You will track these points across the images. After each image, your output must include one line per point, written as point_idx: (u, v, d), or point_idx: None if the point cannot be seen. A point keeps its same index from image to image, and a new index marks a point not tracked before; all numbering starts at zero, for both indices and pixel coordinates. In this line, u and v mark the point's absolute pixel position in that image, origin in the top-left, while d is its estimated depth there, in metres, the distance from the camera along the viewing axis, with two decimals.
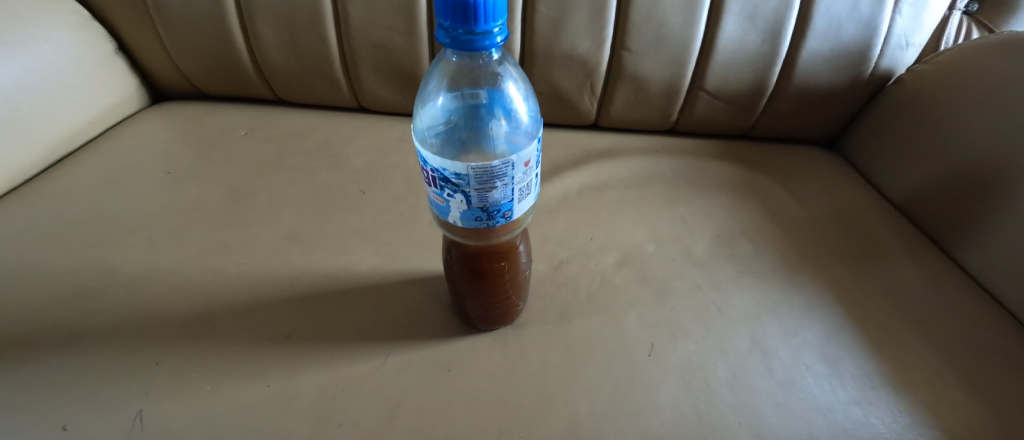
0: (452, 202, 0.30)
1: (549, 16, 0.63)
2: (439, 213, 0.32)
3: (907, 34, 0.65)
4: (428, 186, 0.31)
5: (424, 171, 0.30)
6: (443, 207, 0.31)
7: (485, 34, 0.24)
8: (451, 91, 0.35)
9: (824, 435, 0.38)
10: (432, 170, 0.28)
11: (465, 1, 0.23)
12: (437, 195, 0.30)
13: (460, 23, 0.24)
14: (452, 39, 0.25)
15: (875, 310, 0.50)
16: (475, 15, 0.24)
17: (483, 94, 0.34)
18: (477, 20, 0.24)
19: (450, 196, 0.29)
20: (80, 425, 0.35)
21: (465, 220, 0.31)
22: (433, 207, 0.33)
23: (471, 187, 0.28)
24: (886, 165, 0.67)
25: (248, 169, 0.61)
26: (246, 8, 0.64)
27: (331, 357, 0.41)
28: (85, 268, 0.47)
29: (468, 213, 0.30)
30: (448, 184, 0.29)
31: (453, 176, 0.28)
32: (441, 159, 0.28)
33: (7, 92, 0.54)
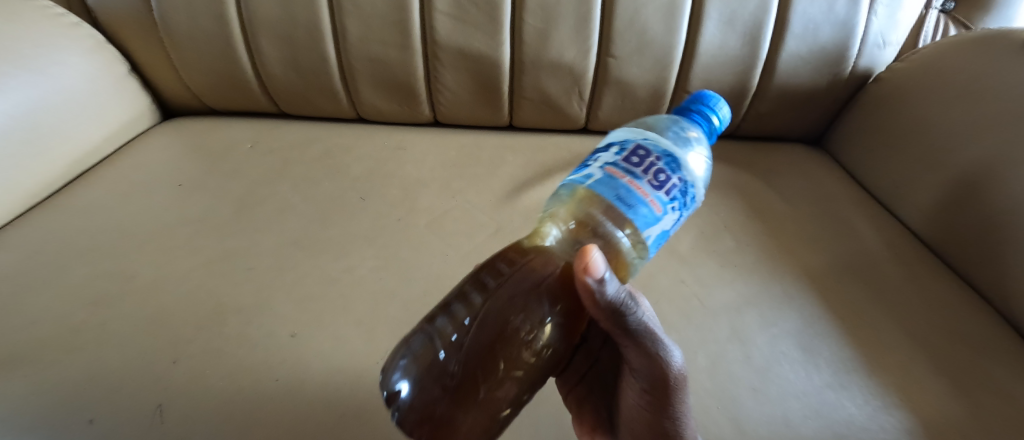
0: (668, 215, 0.26)
1: (536, 27, 0.67)
2: (637, 221, 0.25)
3: (884, 33, 0.68)
4: (648, 183, 0.26)
5: (660, 168, 0.26)
6: (656, 214, 0.26)
7: (704, 118, 0.31)
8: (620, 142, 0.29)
9: (797, 417, 0.41)
10: (682, 177, 0.27)
11: (700, 97, 0.33)
12: (655, 200, 0.26)
13: (693, 100, 0.33)
14: (688, 106, 0.32)
15: (851, 299, 0.52)
16: (704, 100, 0.32)
17: (652, 149, 0.27)
18: (706, 103, 0.32)
19: (671, 207, 0.26)
20: (104, 419, 0.38)
21: (655, 242, 0.27)
22: (627, 211, 0.25)
23: (686, 214, 0.28)
24: (868, 161, 0.69)
25: (253, 180, 0.65)
26: (251, 29, 0.68)
27: (334, 353, 0.44)
28: (103, 277, 0.50)
29: (660, 238, 0.27)
30: (679, 199, 0.27)
31: (692, 193, 0.28)
32: (692, 172, 0.28)
33: (29, 114, 0.57)
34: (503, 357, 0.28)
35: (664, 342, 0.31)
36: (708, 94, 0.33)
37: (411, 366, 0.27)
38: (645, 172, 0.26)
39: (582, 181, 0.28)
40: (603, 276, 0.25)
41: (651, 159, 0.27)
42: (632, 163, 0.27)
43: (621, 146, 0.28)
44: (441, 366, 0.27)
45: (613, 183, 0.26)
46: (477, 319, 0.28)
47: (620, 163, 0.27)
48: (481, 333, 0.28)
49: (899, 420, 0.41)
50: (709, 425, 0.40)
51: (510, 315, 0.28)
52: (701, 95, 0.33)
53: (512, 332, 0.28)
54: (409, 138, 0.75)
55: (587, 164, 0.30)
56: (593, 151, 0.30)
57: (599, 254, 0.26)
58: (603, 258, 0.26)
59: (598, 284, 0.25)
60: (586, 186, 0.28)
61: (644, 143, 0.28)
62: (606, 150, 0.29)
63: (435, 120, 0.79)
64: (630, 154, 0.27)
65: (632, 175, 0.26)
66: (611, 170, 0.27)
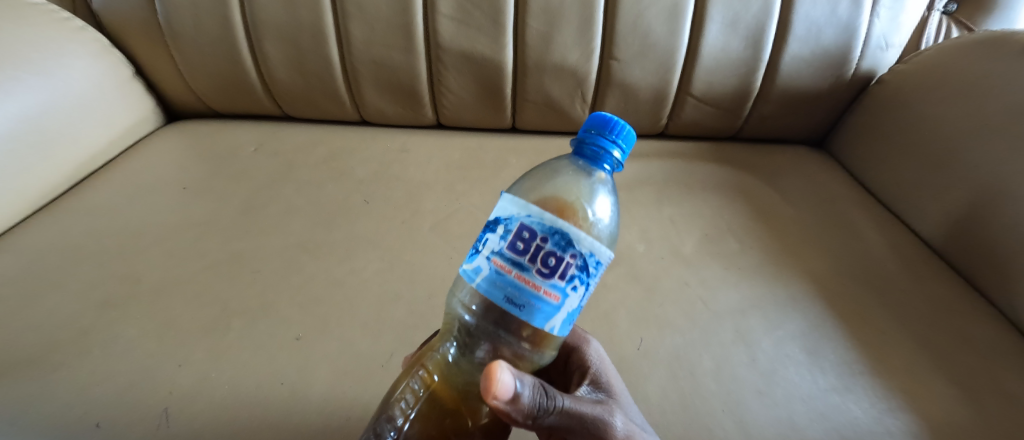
0: (571, 298, 0.25)
1: (539, 30, 0.67)
2: (535, 319, 0.24)
3: (886, 35, 0.68)
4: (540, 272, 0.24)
5: (558, 254, 0.24)
6: (553, 304, 0.24)
7: (604, 154, 0.28)
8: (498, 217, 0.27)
9: (803, 421, 0.41)
10: (577, 254, 0.24)
11: (605, 118, 0.28)
12: (549, 290, 0.24)
13: (599, 127, 0.28)
14: (581, 137, 0.29)
15: (856, 302, 0.52)
16: (609, 126, 0.28)
17: (539, 227, 0.25)
18: (611, 131, 0.28)
19: (574, 288, 0.25)
20: (112, 423, 0.38)
21: (563, 326, 0.25)
22: (523, 314, 0.24)
23: (592, 286, 0.26)
24: (871, 163, 0.69)
25: (258, 183, 0.65)
26: (255, 33, 0.69)
27: (339, 356, 0.45)
28: (110, 280, 0.50)
29: (569, 318, 0.26)
30: (581, 275, 0.25)
31: (595, 264, 0.25)
32: (595, 245, 0.25)
33: (36, 117, 0.57)
34: (496, 369, 0.30)
35: (595, 414, 0.28)
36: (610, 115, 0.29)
37: (407, 398, 0.30)
38: (532, 262, 0.24)
39: (471, 278, 0.26)
40: (514, 392, 0.23)
41: (536, 245, 0.24)
42: (518, 251, 0.25)
43: (505, 228, 0.26)
44: (447, 371, 0.30)
45: (500, 281, 0.25)
46: (476, 331, 0.30)
47: (503, 254, 0.25)
48: (479, 345, 0.30)
49: (905, 423, 0.41)
50: (715, 428, 0.40)
51: (506, 330, 0.29)
52: (602, 119, 0.28)
53: (506, 344, 0.29)
54: (412, 140, 0.75)
55: (475, 250, 0.27)
56: (484, 229, 0.27)
57: (507, 371, 0.23)
58: (512, 371, 0.24)
59: (509, 402, 0.23)
60: (474, 284, 0.26)
61: (526, 221, 0.25)
62: (492, 231, 0.26)
63: (439, 123, 0.79)
64: (516, 236, 0.25)
65: (518, 269, 0.24)
66: (498, 264, 0.25)
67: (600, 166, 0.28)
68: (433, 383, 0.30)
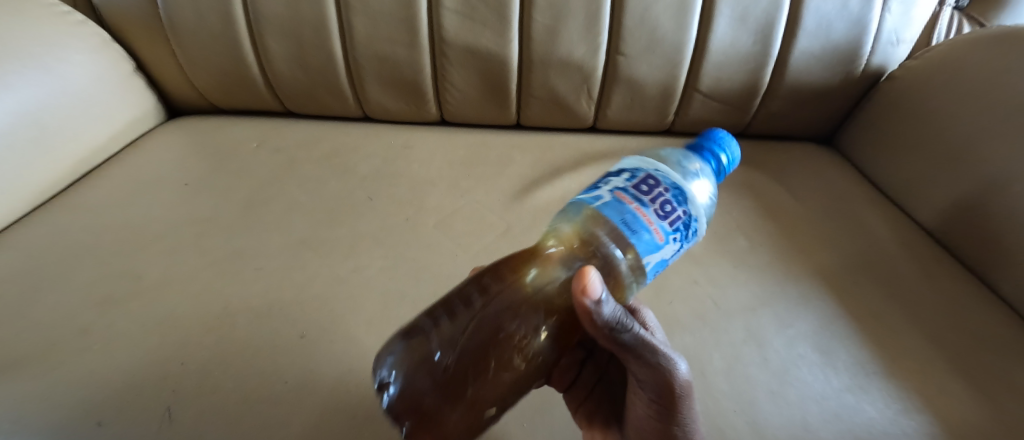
0: (670, 246, 0.27)
1: (545, 24, 0.66)
2: (639, 247, 0.26)
3: (897, 30, 0.67)
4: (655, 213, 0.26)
5: (671, 205, 0.27)
6: (658, 245, 0.26)
7: (712, 156, 0.32)
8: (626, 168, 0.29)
9: (816, 421, 0.40)
10: (687, 210, 0.27)
11: (712, 136, 0.33)
12: (659, 230, 0.26)
13: (706, 138, 0.33)
14: (696, 142, 0.33)
15: (868, 301, 0.51)
16: (717, 138, 0.33)
17: (665, 179, 0.28)
18: (716, 143, 0.32)
19: (675, 239, 0.27)
20: (113, 422, 0.38)
21: (652, 269, 0.27)
22: (630, 236, 0.25)
23: (685, 246, 0.28)
24: (881, 160, 0.68)
25: (260, 180, 0.64)
26: (257, 27, 0.68)
27: (344, 355, 0.44)
28: (111, 277, 0.50)
29: (657, 267, 0.27)
30: (683, 230, 0.27)
31: (693, 227, 0.28)
32: (697, 207, 0.28)
33: (36, 112, 0.56)
34: (495, 358, 0.29)
35: (665, 353, 0.30)
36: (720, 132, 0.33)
37: (401, 361, 0.28)
38: (651, 201, 0.26)
39: (590, 202, 0.28)
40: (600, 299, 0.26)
41: (659, 189, 0.27)
42: (640, 191, 0.27)
43: (631, 173, 0.28)
44: (436, 363, 0.28)
45: (621, 208, 0.26)
46: (473, 319, 0.29)
47: (628, 190, 0.27)
48: (477, 334, 0.29)
49: (921, 424, 0.40)
50: (727, 429, 0.39)
51: (509, 318, 0.29)
52: (710, 134, 0.33)
53: (506, 334, 0.29)
54: (416, 137, 0.74)
55: (596, 185, 0.29)
56: (604, 176, 0.30)
57: (597, 275, 0.27)
58: (600, 279, 0.27)
59: (594, 305, 0.26)
60: (593, 208, 0.27)
61: (653, 173, 0.28)
62: (617, 176, 0.29)
63: (442, 119, 0.78)
64: (640, 182, 0.28)
65: (640, 203, 0.26)
66: (620, 196, 0.26)
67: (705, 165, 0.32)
68: (432, 354, 0.28)
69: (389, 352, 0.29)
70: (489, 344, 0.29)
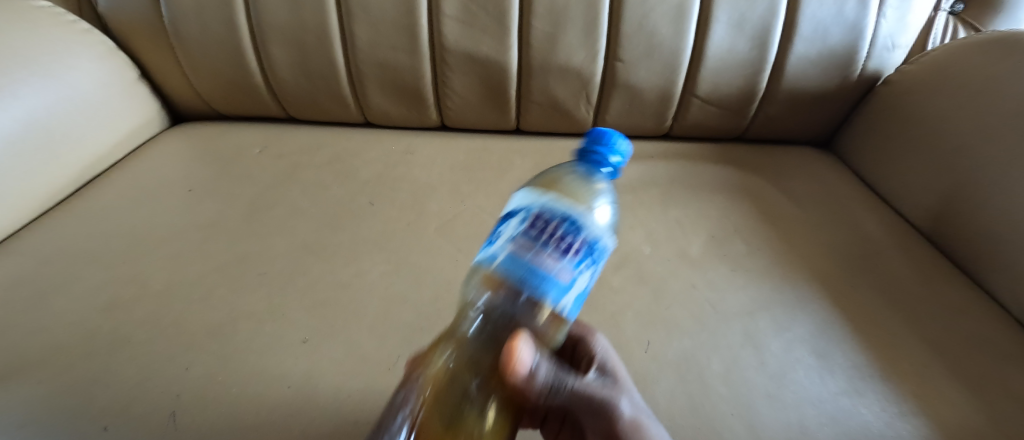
0: (580, 277, 0.23)
1: (544, 31, 0.67)
2: (550, 296, 0.22)
3: (893, 36, 0.68)
4: (558, 253, 0.22)
5: (571, 236, 0.23)
6: (567, 284, 0.22)
7: (598, 163, 0.28)
8: (520, 210, 0.25)
9: (814, 424, 0.40)
10: (586, 239, 0.23)
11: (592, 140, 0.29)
12: (563, 269, 0.22)
13: (592, 140, 0.29)
14: (581, 152, 0.30)
15: (865, 304, 0.51)
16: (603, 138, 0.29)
17: (558, 210, 0.23)
18: (606, 144, 0.29)
19: (584, 269, 0.23)
20: (119, 426, 0.38)
21: (572, 308, 0.24)
22: (536, 290, 0.22)
23: (597, 268, 0.25)
24: (878, 164, 0.69)
25: (263, 185, 0.65)
26: (259, 34, 0.69)
27: (347, 359, 0.44)
28: (117, 282, 0.50)
29: (576, 301, 0.24)
30: (589, 256, 0.24)
31: (597, 250, 0.24)
32: (598, 227, 0.24)
33: (44, 119, 0.57)
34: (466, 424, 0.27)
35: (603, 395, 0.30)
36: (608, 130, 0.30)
37: None
38: (551, 241, 0.22)
39: (488, 263, 0.24)
40: (529, 367, 0.25)
41: (552, 226, 0.23)
42: (534, 234, 0.23)
43: (523, 215, 0.24)
44: None
45: (519, 261, 0.22)
46: (427, 397, 0.27)
47: (524, 235, 0.23)
48: (437, 411, 0.27)
49: (916, 426, 0.40)
50: (725, 432, 0.39)
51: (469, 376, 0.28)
52: (599, 133, 0.30)
53: (468, 400, 0.27)
54: (418, 142, 0.75)
55: (494, 238, 0.25)
56: (499, 221, 0.26)
57: (527, 344, 0.25)
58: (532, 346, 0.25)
59: (524, 375, 0.25)
60: (493, 271, 0.24)
61: (541, 208, 0.24)
62: (509, 222, 0.25)
63: (443, 124, 0.79)
64: (533, 222, 0.24)
65: (538, 248, 0.22)
66: (517, 246, 0.23)
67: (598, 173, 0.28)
68: (430, 390, 0.27)
69: (399, 402, 0.28)
70: (480, 363, 0.28)
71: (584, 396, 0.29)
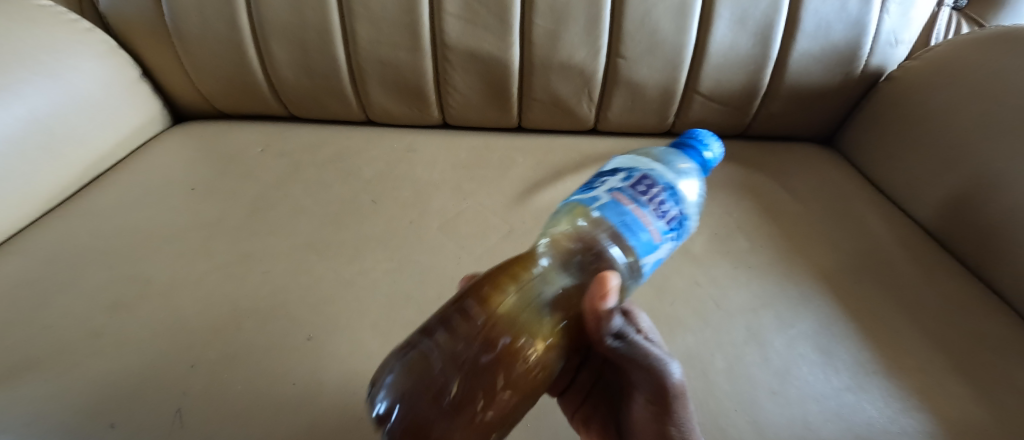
0: (665, 245, 0.30)
1: (545, 27, 0.67)
2: (637, 247, 0.28)
3: (896, 31, 0.68)
4: (654, 217, 0.29)
5: (669, 208, 0.30)
6: (654, 244, 0.29)
7: (693, 154, 0.35)
8: (619, 173, 0.32)
9: (817, 420, 0.40)
10: (676, 211, 0.30)
11: (689, 135, 0.36)
12: (654, 229, 0.29)
13: (687, 137, 0.36)
14: (677, 141, 0.37)
15: (868, 301, 0.51)
16: (697, 137, 0.36)
17: (659, 187, 0.30)
18: (702, 140, 0.36)
19: (669, 237, 0.30)
20: (125, 423, 0.38)
21: (649, 268, 0.30)
22: (628, 236, 0.28)
23: (676, 243, 0.31)
24: (881, 161, 0.68)
25: (265, 184, 0.65)
26: (261, 33, 0.69)
27: (351, 356, 0.45)
28: (121, 282, 0.51)
29: (653, 264, 0.30)
30: (675, 229, 0.30)
31: (683, 225, 0.31)
32: (686, 207, 0.31)
33: (46, 118, 0.57)
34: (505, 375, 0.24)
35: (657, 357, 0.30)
36: (700, 131, 0.37)
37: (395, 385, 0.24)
38: (649, 202, 0.29)
39: (588, 203, 0.30)
40: (610, 306, 0.28)
41: (654, 191, 0.30)
42: (637, 192, 0.29)
43: (628, 174, 0.31)
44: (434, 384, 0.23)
45: (619, 210, 0.29)
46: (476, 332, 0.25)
47: (627, 191, 0.29)
48: (477, 349, 0.24)
49: (919, 422, 0.40)
50: (729, 428, 0.39)
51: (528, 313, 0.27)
52: (692, 134, 0.36)
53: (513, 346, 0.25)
54: (419, 140, 0.75)
55: (592, 186, 0.32)
56: (598, 175, 0.33)
57: (618, 281, 0.28)
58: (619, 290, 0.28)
59: (608, 310, 0.28)
60: (591, 210, 0.30)
61: (646, 175, 0.31)
62: (612, 176, 0.32)
63: (445, 122, 0.79)
64: (636, 183, 0.30)
65: (637, 205, 0.29)
66: (619, 197, 0.29)
67: (688, 162, 0.35)
68: (428, 372, 0.24)
69: (389, 371, 0.25)
70: (498, 359, 0.24)
71: (647, 357, 0.30)
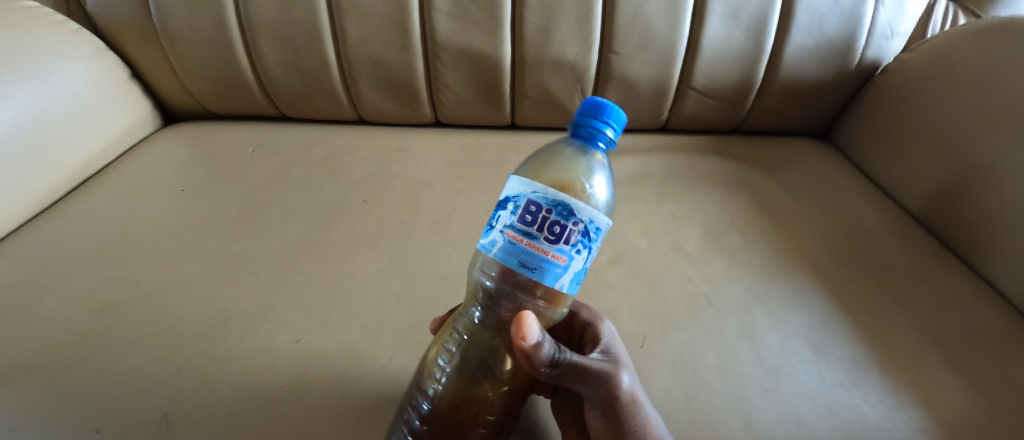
0: (576, 260, 0.28)
1: (536, 24, 0.66)
2: (544, 279, 0.27)
3: (891, 24, 0.67)
4: (552, 243, 0.27)
5: (566, 225, 0.27)
6: (560, 268, 0.27)
7: (592, 135, 0.30)
8: (507, 198, 0.29)
9: (810, 418, 0.40)
10: (578, 222, 0.27)
11: (593, 106, 0.30)
12: (558, 254, 0.27)
13: (586, 113, 0.31)
14: (574, 124, 0.31)
15: (862, 296, 0.51)
16: (597, 111, 0.30)
17: (547, 205, 0.27)
18: (602, 114, 0.30)
19: (579, 251, 0.28)
20: (111, 427, 0.38)
21: (570, 285, 0.28)
22: (533, 275, 0.27)
23: (593, 249, 0.29)
24: (877, 155, 0.68)
25: (255, 185, 0.64)
26: (250, 33, 0.68)
27: (340, 357, 0.44)
28: (108, 285, 0.50)
29: (574, 280, 0.28)
30: (584, 240, 0.28)
31: (593, 231, 0.28)
32: (594, 212, 0.28)
33: (34, 122, 0.57)
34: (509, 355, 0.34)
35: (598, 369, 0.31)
36: (604, 100, 0.31)
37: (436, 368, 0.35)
38: (539, 231, 0.27)
39: (488, 248, 0.29)
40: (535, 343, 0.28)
41: (542, 215, 0.27)
42: (526, 223, 0.28)
43: (513, 204, 0.29)
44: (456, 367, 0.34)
45: (514, 248, 0.28)
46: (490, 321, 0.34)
47: (516, 226, 0.28)
48: (488, 337, 0.34)
49: (914, 418, 0.40)
50: (720, 426, 0.39)
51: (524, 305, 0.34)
52: (594, 104, 0.31)
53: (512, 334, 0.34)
54: (412, 139, 0.75)
55: (489, 225, 0.30)
56: (495, 207, 0.30)
57: (533, 321, 0.28)
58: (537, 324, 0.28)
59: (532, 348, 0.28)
60: (491, 254, 0.29)
61: (532, 197, 0.28)
62: (503, 208, 0.29)
63: (437, 120, 0.78)
64: (524, 211, 0.28)
65: (529, 238, 0.27)
66: (511, 235, 0.28)
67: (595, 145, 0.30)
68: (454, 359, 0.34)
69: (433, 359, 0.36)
70: (504, 339, 0.34)
71: (585, 370, 0.30)
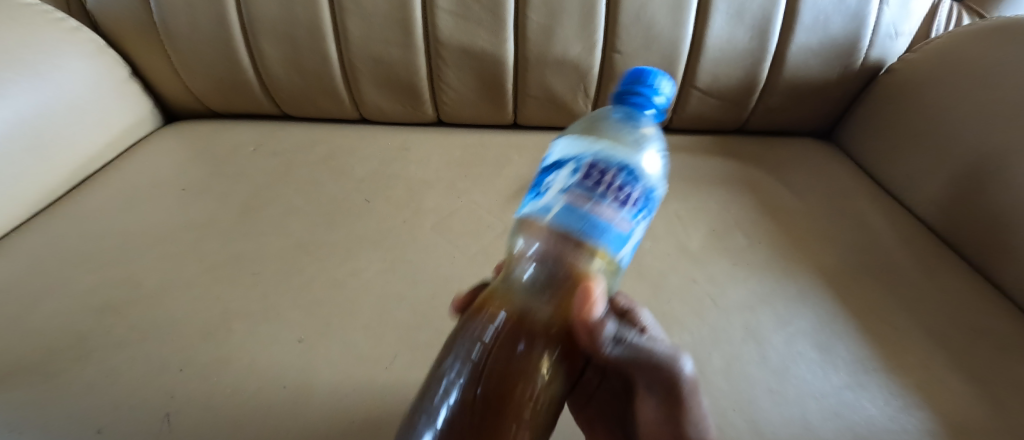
0: (637, 228, 0.24)
1: (539, 23, 0.66)
2: (606, 245, 0.23)
3: (895, 24, 0.67)
4: (617, 204, 0.23)
5: (630, 187, 0.23)
6: (625, 234, 0.23)
7: (638, 106, 0.28)
8: (560, 158, 0.26)
9: (816, 419, 0.40)
10: (641, 188, 0.24)
11: (637, 79, 0.29)
12: (622, 220, 0.23)
13: (628, 83, 0.29)
14: (617, 94, 0.29)
15: (867, 298, 0.51)
16: (642, 81, 0.28)
17: (613, 164, 0.24)
18: (645, 86, 0.28)
19: (639, 219, 0.24)
20: (111, 428, 0.38)
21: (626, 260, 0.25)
22: (593, 238, 0.23)
23: (649, 217, 0.26)
24: (881, 156, 0.67)
25: (257, 184, 0.64)
26: (251, 31, 0.68)
27: (342, 357, 0.44)
28: (108, 284, 0.50)
29: (630, 251, 0.25)
30: (644, 206, 0.25)
31: (649, 203, 0.25)
32: (651, 179, 0.25)
33: (34, 120, 0.57)
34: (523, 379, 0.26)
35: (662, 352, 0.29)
36: (648, 70, 0.29)
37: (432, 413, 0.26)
38: (607, 193, 0.23)
39: (540, 215, 0.24)
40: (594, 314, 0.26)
41: (609, 176, 0.23)
42: (590, 185, 0.23)
43: (574, 165, 0.24)
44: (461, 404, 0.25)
45: (576, 212, 0.23)
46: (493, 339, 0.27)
47: (579, 187, 0.23)
48: (495, 358, 0.26)
49: (921, 420, 0.39)
50: (726, 428, 0.39)
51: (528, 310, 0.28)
52: (638, 74, 0.29)
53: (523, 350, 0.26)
54: (414, 138, 0.74)
55: (540, 190, 0.26)
56: (542, 172, 0.27)
57: (598, 294, 0.26)
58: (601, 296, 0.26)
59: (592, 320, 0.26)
60: (546, 220, 0.24)
61: (595, 158, 0.24)
62: (559, 171, 0.25)
63: (439, 119, 0.78)
64: (586, 173, 0.24)
65: (596, 199, 0.23)
66: (572, 198, 0.23)
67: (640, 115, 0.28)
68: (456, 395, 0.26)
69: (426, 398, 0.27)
70: (509, 364, 0.26)
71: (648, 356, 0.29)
